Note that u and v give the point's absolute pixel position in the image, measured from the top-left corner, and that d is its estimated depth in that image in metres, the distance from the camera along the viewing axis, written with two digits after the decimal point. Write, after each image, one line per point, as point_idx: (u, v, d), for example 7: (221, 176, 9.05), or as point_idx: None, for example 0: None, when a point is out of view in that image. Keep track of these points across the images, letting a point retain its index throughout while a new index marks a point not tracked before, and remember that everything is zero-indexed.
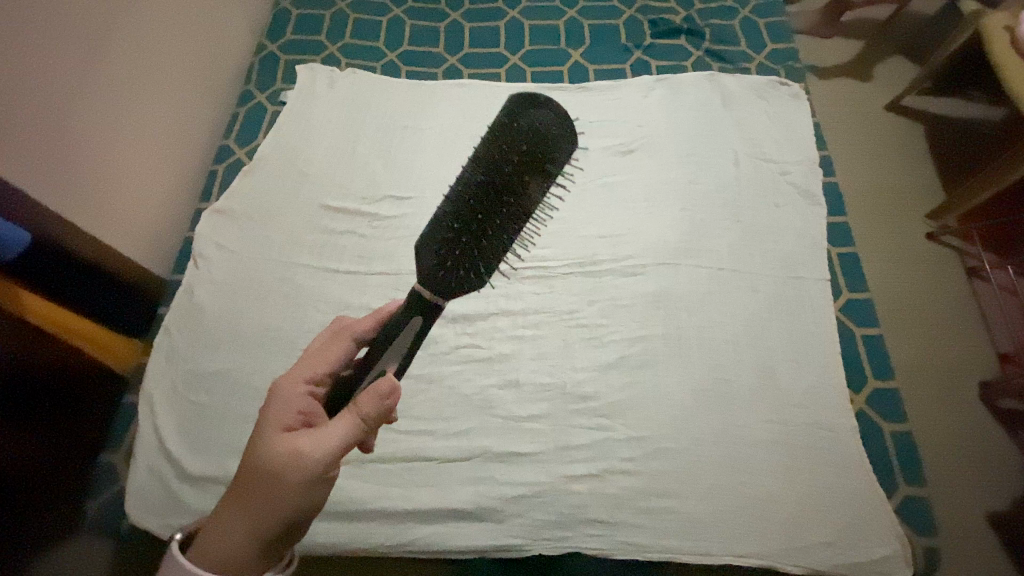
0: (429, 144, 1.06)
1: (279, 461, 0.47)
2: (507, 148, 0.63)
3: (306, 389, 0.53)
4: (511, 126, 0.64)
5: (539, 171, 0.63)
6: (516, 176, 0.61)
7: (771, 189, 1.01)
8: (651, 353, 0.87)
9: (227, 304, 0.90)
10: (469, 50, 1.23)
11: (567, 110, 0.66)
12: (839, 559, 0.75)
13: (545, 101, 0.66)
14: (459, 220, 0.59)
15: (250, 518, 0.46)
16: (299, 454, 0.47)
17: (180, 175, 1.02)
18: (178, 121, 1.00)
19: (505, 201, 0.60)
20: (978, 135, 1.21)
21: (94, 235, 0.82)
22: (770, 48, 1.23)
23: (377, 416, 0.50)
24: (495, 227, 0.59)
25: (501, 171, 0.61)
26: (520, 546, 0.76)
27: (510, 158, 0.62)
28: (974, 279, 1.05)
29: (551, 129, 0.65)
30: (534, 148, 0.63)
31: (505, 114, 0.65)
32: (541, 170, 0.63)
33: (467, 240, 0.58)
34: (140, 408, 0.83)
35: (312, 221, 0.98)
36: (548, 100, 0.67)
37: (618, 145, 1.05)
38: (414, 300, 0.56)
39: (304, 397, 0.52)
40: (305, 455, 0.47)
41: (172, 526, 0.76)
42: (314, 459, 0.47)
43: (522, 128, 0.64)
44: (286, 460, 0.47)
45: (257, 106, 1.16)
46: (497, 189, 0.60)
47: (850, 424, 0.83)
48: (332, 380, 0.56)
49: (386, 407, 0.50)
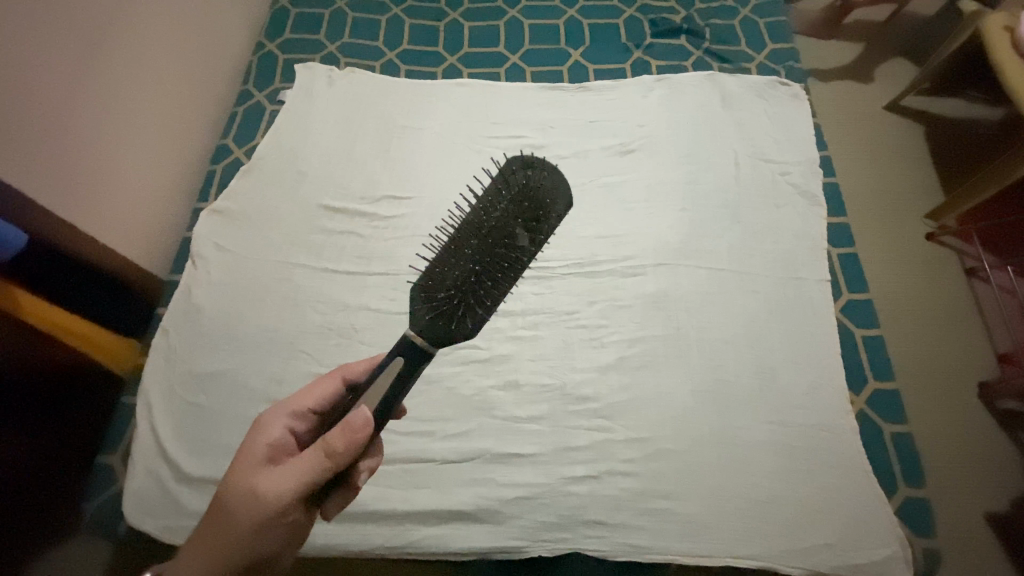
0: (428, 144, 1.05)
1: (241, 498, 0.49)
2: (493, 211, 0.53)
3: (286, 423, 0.54)
4: (500, 186, 0.55)
5: (528, 229, 0.53)
6: (502, 237, 0.52)
7: (770, 189, 1.01)
8: (651, 354, 0.87)
9: (225, 304, 0.90)
10: (468, 49, 1.23)
11: (559, 166, 0.56)
12: (839, 561, 0.75)
13: (539, 160, 0.57)
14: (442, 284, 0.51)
15: (207, 549, 0.48)
16: (259, 489, 0.49)
17: (178, 176, 1.01)
18: (177, 121, 1.00)
19: (488, 263, 0.51)
20: (978, 136, 1.20)
21: (92, 235, 0.82)
22: (770, 48, 1.23)
23: (345, 457, 0.48)
24: (477, 291, 0.50)
25: (486, 234, 0.52)
26: (519, 547, 0.76)
27: (496, 221, 0.53)
28: (973, 279, 1.06)
29: (542, 183, 0.55)
30: (524, 209, 0.54)
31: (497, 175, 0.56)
32: (537, 229, 0.53)
33: (449, 303, 0.50)
34: (138, 408, 0.83)
35: (311, 221, 0.97)
36: (542, 159, 0.57)
37: (618, 145, 1.05)
38: (401, 343, 0.51)
39: (281, 430, 0.53)
40: (262, 493, 0.48)
41: (170, 528, 0.76)
42: (271, 496, 0.48)
43: (511, 188, 0.55)
44: (248, 492, 0.48)
45: (256, 105, 1.16)
46: (482, 253, 0.51)
47: (850, 425, 0.83)
48: (316, 415, 0.56)
49: (356, 449, 0.48)
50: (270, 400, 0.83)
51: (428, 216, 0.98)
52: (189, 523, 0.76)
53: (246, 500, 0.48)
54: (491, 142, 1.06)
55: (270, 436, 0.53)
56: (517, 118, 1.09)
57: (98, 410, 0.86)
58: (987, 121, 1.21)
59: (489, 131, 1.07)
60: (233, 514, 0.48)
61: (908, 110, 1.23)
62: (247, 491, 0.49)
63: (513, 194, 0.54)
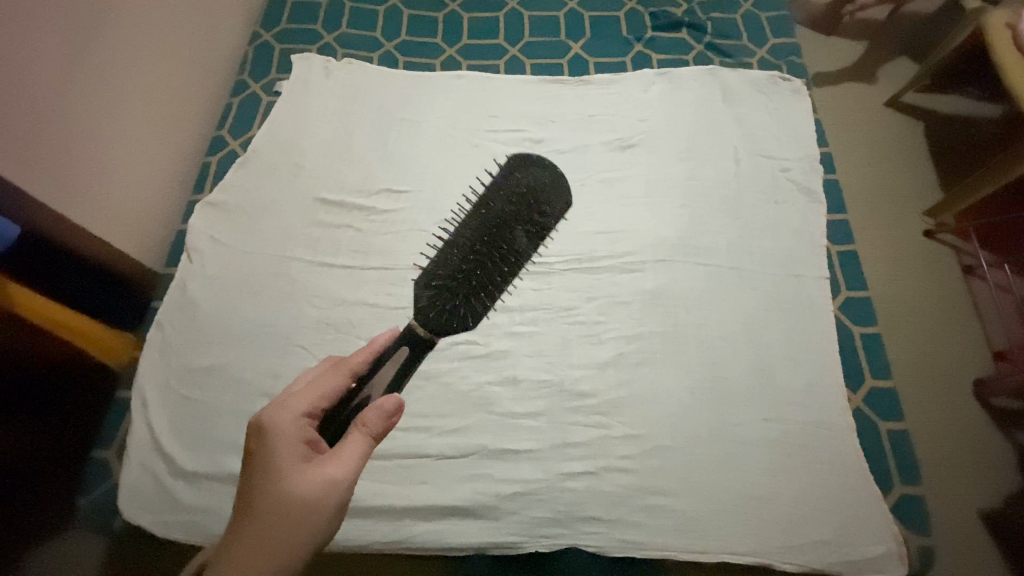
0: (426, 137, 1.05)
1: (313, 489, 0.50)
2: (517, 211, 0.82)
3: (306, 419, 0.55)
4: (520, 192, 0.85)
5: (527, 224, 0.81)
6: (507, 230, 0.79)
7: (771, 186, 1.00)
8: (649, 350, 0.87)
9: (220, 298, 0.89)
10: (467, 40, 1.21)
11: (557, 171, 0.89)
12: (834, 558, 0.76)
13: (533, 161, 0.89)
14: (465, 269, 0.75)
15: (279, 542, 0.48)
16: (329, 477, 0.51)
17: (171, 167, 1.00)
18: (168, 111, 0.98)
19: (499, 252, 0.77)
20: (976, 132, 1.20)
21: (81, 226, 0.80)
22: (771, 43, 1.22)
23: (384, 431, 0.56)
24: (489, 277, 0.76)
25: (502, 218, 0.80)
26: (515, 543, 0.76)
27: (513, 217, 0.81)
28: (970, 277, 1.05)
29: (543, 183, 0.88)
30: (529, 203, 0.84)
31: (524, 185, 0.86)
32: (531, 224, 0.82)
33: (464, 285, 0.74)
34: (132, 403, 0.82)
35: (309, 214, 0.96)
36: (534, 160, 0.89)
37: (618, 140, 1.04)
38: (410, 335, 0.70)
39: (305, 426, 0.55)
40: (326, 475, 0.51)
41: (166, 523, 0.76)
42: (343, 480, 0.52)
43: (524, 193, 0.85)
44: (309, 485, 0.50)
45: (251, 95, 1.14)
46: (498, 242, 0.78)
47: (846, 423, 0.83)
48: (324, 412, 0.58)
49: (390, 423, 0.56)
50: (266, 395, 0.83)
51: (427, 210, 0.97)
52: (187, 518, 0.76)
53: (308, 492, 0.50)
54: (490, 136, 1.05)
55: (295, 436, 0.54)
56: (515, 112, 1.08)
57: (92, 404, 0.85)
58: (985, 119, 1.21)
59: (488, 125, 1.06)
60: (294, 509, 0.49)
61: (907, 106, 1.23)
62: (308, 483, 0.50)
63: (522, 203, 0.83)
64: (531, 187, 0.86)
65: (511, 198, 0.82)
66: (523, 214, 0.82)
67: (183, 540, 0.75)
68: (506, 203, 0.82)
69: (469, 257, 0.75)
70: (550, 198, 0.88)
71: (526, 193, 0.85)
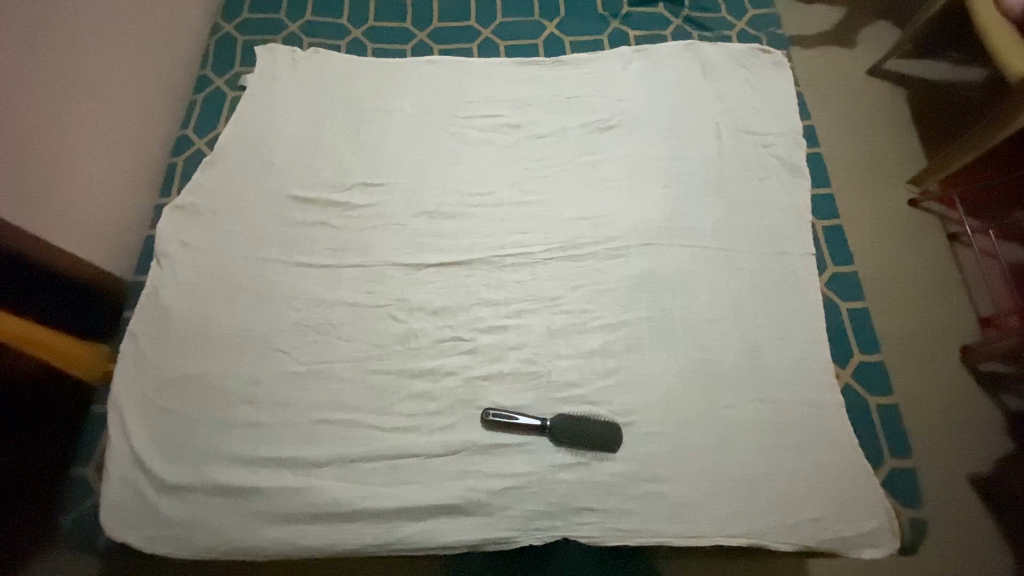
0: (400, 127, 1.02)
1: None
2: (593, 433, 0.78)
3: None
4: (586, 441, 0.77)
5: (600, 439, 0.77)
6: (585, 430, 0.78)
7: (754, 162, 0.99)
8: (635, 337, 0.85)
9: (194, 305, 0.86)
10: (437, 24, 1.18)
11: (612, 436, 0.78)
12: (828, 535, 0.75)
13: (608, 435, 0.78)
14: (546, 429, 0.78)
15: None
16: None
17: (132, 168, 0.95)
18: (123, 107, 0.93)
19: (565, 435, 0.77)
20: (960, 98, 1.18)
21: (28, 229, 0.76)
22: (750, 14, 1.19)
23: None
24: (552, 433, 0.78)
25: (582, 428, 0.78)
26: (509, 538, 0.74)
27: (590, 430, 0.78)
28: (956, 245, 1.04)
29: (603, 436, 0.78)
30: (599, 438, 0.77)
31: (592, 439, 0.77)
32: (596, 439, 0.77)
33: (540, 430, 0.79)
34: (108, 418, 0.80)
35: (281, 212, 0.94)
36: (608, 432, 0.78)
37: (597, 121, 1.02)
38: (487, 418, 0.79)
39: None
40: None
41: (150, 538, 0.74)
42: None
43: (591, 440, 0.77)
44: None
45: (216, 91, 1.10)
46: (571, 436, 0.77)
47: (836, 400, 0.83)
48: None
49: None
50: (246, 403, 0.81)
51: (404, 204, 0.95)
52: (169, 532, 0.74)
53: None
54: (465, 123, 1.02)
55: None
56: (490, 97, 1.05)
57: (68, 421, 0.83)
58: (967, 83, 1.19)
59: (462, 111, 1.03)
60: None
61: (889, 74, 1.21)
62: None
63: (594, 437, 0.77)
64: (599, 432, 0.78)
65: (582, 438, 0.77)
66: (593, 436, 0.78)
67: (169, 553, 0.73)
68: (589, 429, 0.78)
69: (558, 431, 0.78)
70: (607, 439, 0.78)
71: (588, 441, 0.77)
